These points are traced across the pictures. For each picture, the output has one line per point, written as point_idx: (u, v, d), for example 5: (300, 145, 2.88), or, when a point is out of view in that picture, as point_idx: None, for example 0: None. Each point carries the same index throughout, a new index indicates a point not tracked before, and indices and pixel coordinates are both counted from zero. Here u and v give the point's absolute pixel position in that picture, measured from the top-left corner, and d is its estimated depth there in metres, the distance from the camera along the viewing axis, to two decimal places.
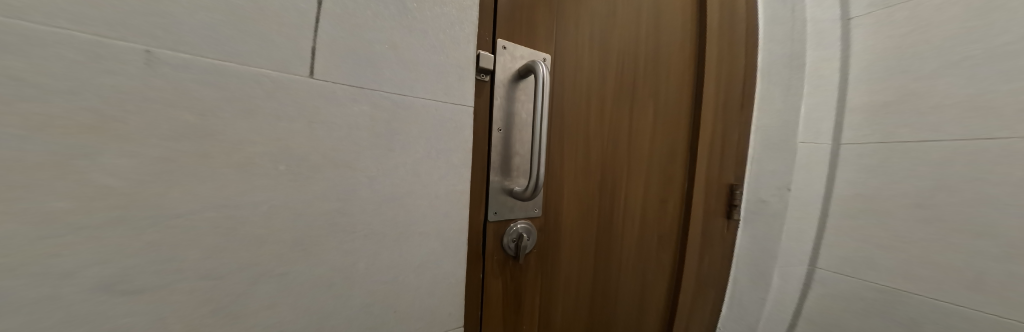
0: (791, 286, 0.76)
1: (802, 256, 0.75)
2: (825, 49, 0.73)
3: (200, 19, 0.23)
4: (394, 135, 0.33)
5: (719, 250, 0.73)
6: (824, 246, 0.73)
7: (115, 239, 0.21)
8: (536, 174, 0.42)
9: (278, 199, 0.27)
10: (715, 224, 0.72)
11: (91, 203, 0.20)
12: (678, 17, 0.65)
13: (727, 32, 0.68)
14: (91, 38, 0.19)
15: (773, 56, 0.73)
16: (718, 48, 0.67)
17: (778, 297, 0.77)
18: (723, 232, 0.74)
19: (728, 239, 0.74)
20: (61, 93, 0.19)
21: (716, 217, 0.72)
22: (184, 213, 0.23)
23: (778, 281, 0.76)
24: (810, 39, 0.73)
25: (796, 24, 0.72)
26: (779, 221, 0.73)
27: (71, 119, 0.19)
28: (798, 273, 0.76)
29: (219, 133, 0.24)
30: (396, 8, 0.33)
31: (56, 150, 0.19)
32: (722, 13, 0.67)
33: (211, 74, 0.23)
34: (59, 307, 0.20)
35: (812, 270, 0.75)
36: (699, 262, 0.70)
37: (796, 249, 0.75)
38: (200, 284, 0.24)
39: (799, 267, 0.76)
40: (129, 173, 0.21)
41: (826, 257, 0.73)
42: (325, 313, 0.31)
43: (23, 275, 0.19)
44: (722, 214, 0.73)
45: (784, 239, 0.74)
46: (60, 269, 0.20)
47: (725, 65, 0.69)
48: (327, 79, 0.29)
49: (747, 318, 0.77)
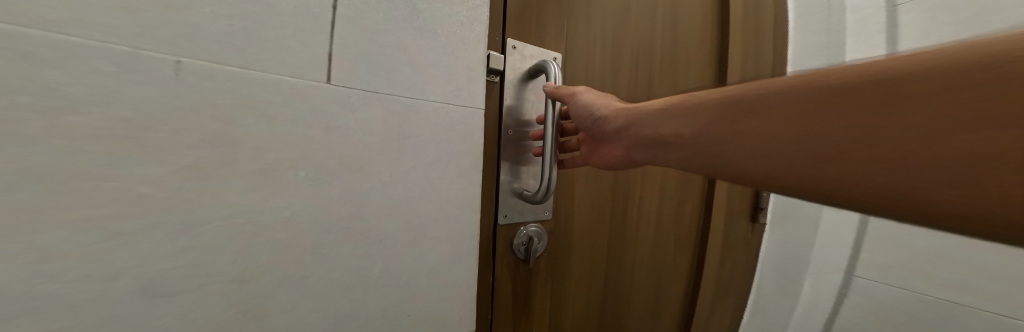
0: (824, 294, 0.75)
1: (839, 264, 0.74)
2: (867, 38, 0.70)
3: (222, 28, 0.23)
4: (407, 140, 0.34)
5: (744, 252, 0.71)
6: (863, 253, 0.71)
7: (149, 245, 0.21)
8: (547, 177, 0.42)
9: (298, 204, 0.28)
10: (737, 228, 0.69)
11: (129, 211, 0.21)
12: (697, 10, 0.62)
13: (752, 25, 0.64)
14: (125, 50, 0.20)
15: (806, 47, 0.70)
16: (741, 34, 0.63)
17: (810, 303, 0.76)
18: (747, 238, 0.70)
19: (751, 244, 0.71)
20: (97, 104, 0.19)
21: (738, 220, 0.69)
22: (215, 219, 0.24)
23: (809, 288, 0.76)
24: (850, 28, 0.70)
25: (832, 15, 0.70)
26: (813, 226, 0.73)
27: (106, 130, 0.19)
28: (834, 280, 0.74)
29: (242, 140, 0.24)
30: (408, 10, 0.34)
31: (93, 159, 0.19)
32: (746, 5, 0.63)
33: (235, 83, 0.24)
34: (103, 314, 0.20)
35: (847, 279, 0.73)
36: (719, 266, 0.68)
37: (829, 255, 0.74)
38: (229, 287, 0.25)
39: (836, 276, 0.74)
40: (164, 181, 0.22)
41: (866, 265, 0.71)
42: (343, 316, 0.31)
43: (65, 282, 0.19)
44: (747, 216, 0.70)
45: (817, 246, 0.73)
46: (101, 277, 0.20)
47: (752, 56, 0.65)
48: (342, 85, 0.30)
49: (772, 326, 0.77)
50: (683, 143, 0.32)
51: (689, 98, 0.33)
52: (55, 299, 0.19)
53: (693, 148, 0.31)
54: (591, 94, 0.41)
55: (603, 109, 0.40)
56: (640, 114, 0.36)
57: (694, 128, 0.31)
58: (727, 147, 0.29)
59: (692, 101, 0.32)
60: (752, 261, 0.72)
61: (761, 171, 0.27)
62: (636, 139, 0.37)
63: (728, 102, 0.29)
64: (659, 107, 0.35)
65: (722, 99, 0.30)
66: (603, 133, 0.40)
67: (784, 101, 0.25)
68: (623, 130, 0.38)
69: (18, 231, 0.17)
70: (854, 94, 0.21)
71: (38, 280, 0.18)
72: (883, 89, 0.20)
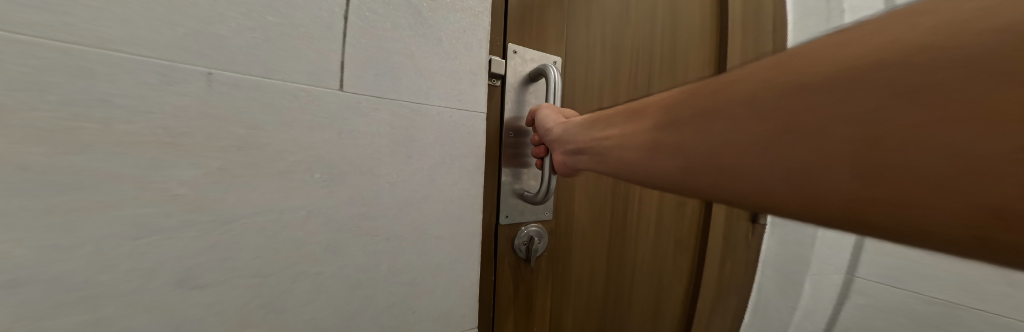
0: (827, 294, 0.77)
1: (840, 265, 0.75)
2: None
3: (246, 39, 0.25)
4: (413, 143, 0.36)
5: (744, 254, 0.69)
6: (864, 253, 0.73)
7: (184, 241, 0.24)
8: (546, 179, 0.44)
9: (314, 204, 0.29)
10: (740, 229, 0.68)
11: (168, 209, 0.23)
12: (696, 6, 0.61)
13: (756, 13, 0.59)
14: (165, 64, 0.22)
15: None
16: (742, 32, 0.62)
17: (812, 306, 0.78)
18: (748, 237, 0.69)
19: (753, 244, 0.70)
20: (142, 113, 0.21)
21: (741, 221, 0.68)
22: (240, 217, 0.26)
23: (809, 289, 0.77)
24: None
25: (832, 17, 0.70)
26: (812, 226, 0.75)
27: (151, 136, 0.22)
28: (835, 281, 0.76)
29: (266, 144, 0.26)
30: (413, 18, 0.35)
31: (139, 162, 0.22)
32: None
33: (258, 91, 0.26)
34: (145, 302, 0.23)
35: (849, 279, 0.75)
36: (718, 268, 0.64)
37: (829, 256, 0.75)
38: (252, 282, 0.27)
39: (837, 276, 0.75)
40: (197, 182, 0.24)
41: (869, 266, 0.72)
42: (353, 311, 0.33)
43: (115, 271, 0.22)
44: (748, 218, 0.68)
45: (818, 247, 0.75)
46: (144, 268, 0.22)
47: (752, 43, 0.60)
48: (354, 91, 0.31)
49: (774, 325, 0.79)
50: (603, 151, 0.34)
51: (642, 107, 0.31)
52: (107, 286, 0.21)
53: (631, 157, 0.30)
54: (546, 109, 0.44)
55: (553, 122, 0.42)
56: (569, 126, 0.40)
57: (646, 137, 0.29)
58: (632, 153, 0.30)
59: (645, 110, 0.30)
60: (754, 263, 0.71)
61: (667, 176, 0.26)
62: (569, 147, 0.39)
63: (670, 107, 0.27)
64: (620, 120, 0.33)
65: (667, 106, 0.27)
66: (547, 140, 0.42)
67: (669, 106, 0.27)
68: (584, 143, 0.37)
69: (84, 224, 0.20)
70: (746, 89, 0.20)
71: (94, 269, 0.21)
72: (738, 89, 0.21)
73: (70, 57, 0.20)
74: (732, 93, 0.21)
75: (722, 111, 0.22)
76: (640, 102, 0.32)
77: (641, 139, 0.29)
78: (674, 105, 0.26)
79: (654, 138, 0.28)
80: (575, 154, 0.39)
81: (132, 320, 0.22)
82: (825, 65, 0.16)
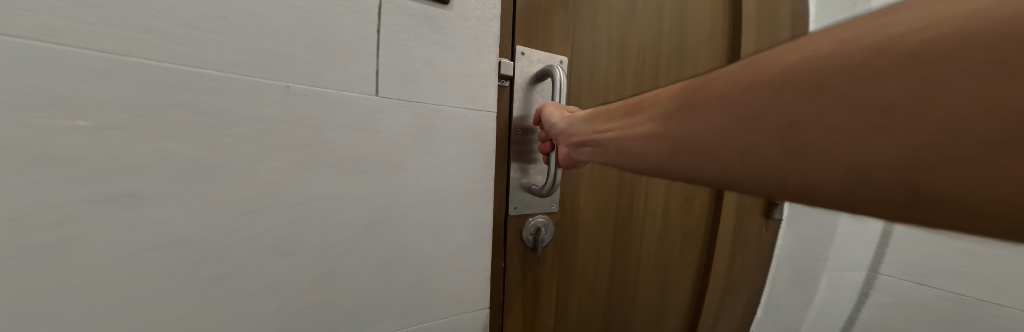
0: (847, 292, 0.79)
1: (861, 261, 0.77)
2: None
3: (310, 56, 0.32)
4: (433, 139, 0.41)
5: (753, 250, 0.77)
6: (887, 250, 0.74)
7: (270, 217, 0.31)
8: (552, 173, 0.49)
9: (359, 192, 0.36)
10: (753, 224, 0.76)
11: (259, 192, 0.30)
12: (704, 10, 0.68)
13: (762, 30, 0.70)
14: (257, 81, 0.29)
15: None
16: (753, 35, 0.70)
17: (826, 301, 0.81)
18: (762, 232, 0.77)
19: (767, 240, 0.78)
20: (240, 119, 0.29)
21: (753, 216, 0.75)
22: (302, 202, 0.32)
23: (824, 286, 0.80)
24: None
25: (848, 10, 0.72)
26: (829, 223, 0.78)
27: (246, 137, 0.29)
28: (853, 279, 0.78)
29: (324, 142, 0.33)
30: (432, 27, 0.41)
31: (238, 156, 0.29)
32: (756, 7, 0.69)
33: (316, 98, 0.32)
34: (239, 266, 0.30)
35: (872, 277, 0.76)
36: (728, 263, 0.75)
37: (847, 254, 0.78)
38: (313, 254, 0.34)
39: (855, 274, 0.78)
40: (277, 171, 0.31)
41: (892, 262, 0.74)
42: (391, 284, 0.40)
43: (223, 240, 0.29)
44: (761, 212, 0.76)
45: (834, 242, 0.78)
46: (242, 238, 0.30)
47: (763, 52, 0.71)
48: (387, 96, 0.37)
49: (788, 321, 0.84)
50: (604, 142, 0.39)
51: (638, 103, 0.35)
52: (216, 251, 0.29)
53: (627, 146, 0.35)
54: (551, 107, 0.49)
55: (557, 118, 0.47)
56: (573, 122, 0.44)
57: (639, 128, 0.33)
58: (628, 142, 0.34)
59: (641, 105, 0.34)
60: (765, 258, 0.79)
61: (655, 161, 0.31)
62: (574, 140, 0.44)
63: (661, 101, 0.31)
64: (620, 115, 0.38)
65: (659, 100, 0.32)
66: (552, 133, 0.48)
67: (660, 101, 0.31)
68: (587, 137, 0.42)
69: (205, 202, 0.28)
70: (714, 86, 0.25)
71: (209, 237, 0.28)
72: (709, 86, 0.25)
73: (193, 77, 0.27)
74: (704, 90, 0.25)
75: (697, 105, 0.26)
76: (637, 98, 0.36)
77: (636, 129, 0.34)
78: (663, 100, 0.31)
79: (646, 128, 0.32)
80: (578, 148, 0.44)
81: (231, 279, 0.30)
82: (774, 69, 0.20)
